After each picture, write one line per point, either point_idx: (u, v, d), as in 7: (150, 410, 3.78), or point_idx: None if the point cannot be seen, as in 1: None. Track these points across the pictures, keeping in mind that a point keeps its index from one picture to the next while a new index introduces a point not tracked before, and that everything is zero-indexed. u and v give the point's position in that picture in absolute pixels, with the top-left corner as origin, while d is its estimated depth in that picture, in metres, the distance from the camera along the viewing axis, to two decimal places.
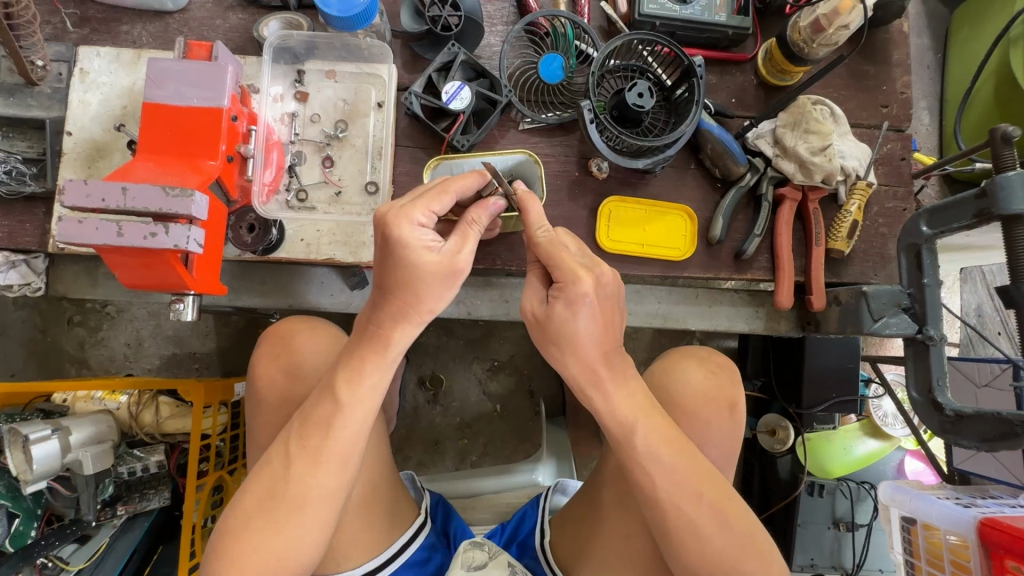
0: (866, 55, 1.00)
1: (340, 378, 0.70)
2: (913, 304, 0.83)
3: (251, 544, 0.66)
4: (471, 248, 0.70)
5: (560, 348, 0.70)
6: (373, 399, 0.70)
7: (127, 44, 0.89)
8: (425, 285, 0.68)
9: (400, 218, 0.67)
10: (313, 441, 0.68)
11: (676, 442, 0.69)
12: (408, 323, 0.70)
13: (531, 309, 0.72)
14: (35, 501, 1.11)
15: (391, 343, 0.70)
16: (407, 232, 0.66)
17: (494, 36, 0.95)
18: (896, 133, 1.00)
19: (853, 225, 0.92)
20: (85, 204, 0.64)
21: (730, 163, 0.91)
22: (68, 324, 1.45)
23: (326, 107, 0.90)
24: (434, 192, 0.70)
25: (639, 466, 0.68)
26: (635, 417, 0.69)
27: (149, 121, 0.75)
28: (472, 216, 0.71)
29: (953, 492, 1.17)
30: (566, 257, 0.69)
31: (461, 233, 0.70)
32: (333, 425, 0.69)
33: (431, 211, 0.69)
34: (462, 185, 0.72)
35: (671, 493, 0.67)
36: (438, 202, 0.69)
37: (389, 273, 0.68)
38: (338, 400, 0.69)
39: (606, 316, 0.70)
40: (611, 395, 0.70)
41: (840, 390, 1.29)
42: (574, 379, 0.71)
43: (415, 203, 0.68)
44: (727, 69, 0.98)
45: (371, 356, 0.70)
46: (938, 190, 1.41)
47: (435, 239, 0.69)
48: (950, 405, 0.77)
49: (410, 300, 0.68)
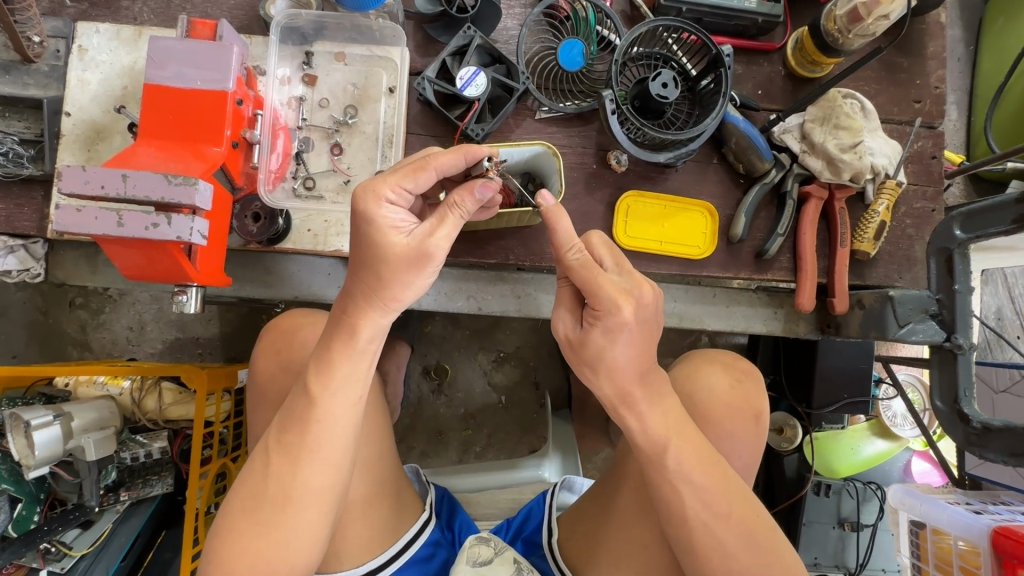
0: (901, 48, 0.95)
1: (312, 373, 0.67)
2: (942, 311, 0.81)
3: (239, 546, 0.65)
4: (448, 232, 0.64)
5: (595, 371, 0.68)
6: (348, 392, 0.67)
7: (127, 20, 0.85)
8: (388, 269, 0.64)
9: (367, 194, 0.65)
10: (291, 438, 0.66)
11: (707, 460, 0.68)
12: (372, 309, 0.66)
13: (565, 333, 0.69)
14: (37, 486, 1.09)
15: (358, 332, 0.66)
16: (371, 210, 0.64)
17: (511, 19, 0.90)
18: (927, 129, 0.96)
19: (880, 226, 0.89)
20: (84, 191, 0.61)
21: (755, 158, 0.88)
22: (70, 306, 1.43)
23: (334, 91, 0.86)
24: (409, 168, 0.66)
25: (666, 480, 0.67)
26: (667, 436, 0.67)
27: (150, 103, 0.72)
28: (452, 198, 0.64)
29: (964, 497, 1.16)
30: (603, 281, 0.64)
31: (438, 215, 0.65)
32: (309, 422, 0.66)
33: (403, 188, 0.66)
34: (442, 162, 0.66)
35: (698, 511, 0.66)
36: (412, 179, 0.66)
37: (358, 254, 0.65)
38: (311, 396, 0.66)
39: (644, 338, 0.66)
40: (645, 415, 0.68)
41: (852, 390, 1.26)
42: (605, 398, 0.69)
43: (387, 178, 0.65)
44: (754, 58, 0.94)
45: (339, 346, 0.67)
46: (963, 189, 1.36)
47: (407, 219, 0.65)
48: (977, 416, 0.75)
49: (374, 283, 0.64)
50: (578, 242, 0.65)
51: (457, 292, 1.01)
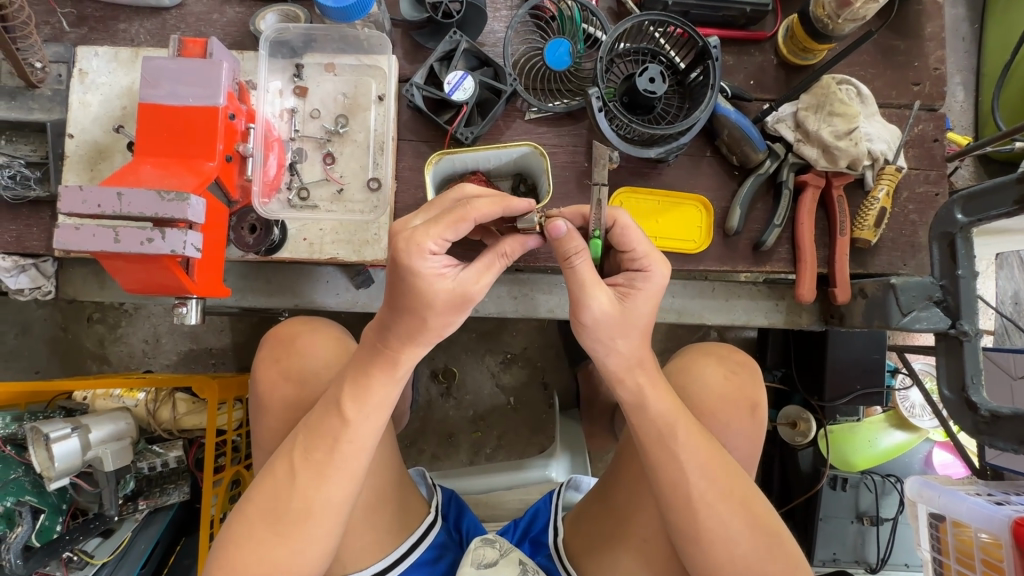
0: (896, 30, 0.93)
1: (347, 394, 0.68)
2: (947, 296, 0.78)
3: (255, 553, 0.66)
4: (491, 280, 0.63)
5: (618, 337, 0.66)
6: (379, 414, 0.69)
7: (125, 42, 0.88)
8: (430, 313, 0.62)
9: (410, 245, 0.59)
10: (319, 455, 0.67)
11: (712, 453, 0.68)
12: (415, 345, 0.65)
13: (603, 310, 0.64)
14: (59, 497, 1.11)
15: (399, 362, 0.67)
16: (414, 262, 0.59)
17: (497, 21, 0.91)
18: (928, 112, 0.94)
19: (880, 214, 0.87)
20: (82, 210, 0.63)
21: (748, 149, 0.87)
22: (88, 322, 1.47)
23: (325, 102, 0.88)
24: (451, 217, 0.60)
25: (671, 463, 0.67)
26: (675, 417, 0.68)
27: (145, 122, 0.74)
28: (504, 249, 0.63)
29: (986, 488, 1.07)
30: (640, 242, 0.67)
31: (486, 262, 0.63)
32: (339, 440, 0.67)
33: (445, 239, 0.60)
34: (485, 212, 0.61)
35: (702, 493, 0.66)
36: (454, 230, 0.60)
37: (395, 295, 0.62)
38: (344, 417, 0.67)
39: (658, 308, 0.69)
40: (645, 389, 0.69)
41: (865, 381, 1.24)
42: (610, 372, 0.69)
43: (429, 228, 0.59)
44: (745, 48, 0.93)
45: (377, 373, 0.67)
46: (973, 171, 1.34)
47: (449, 265, 0.61)
48: (985, 404, 0.73)
49: (416, 323, 0.63)
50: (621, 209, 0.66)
51: None
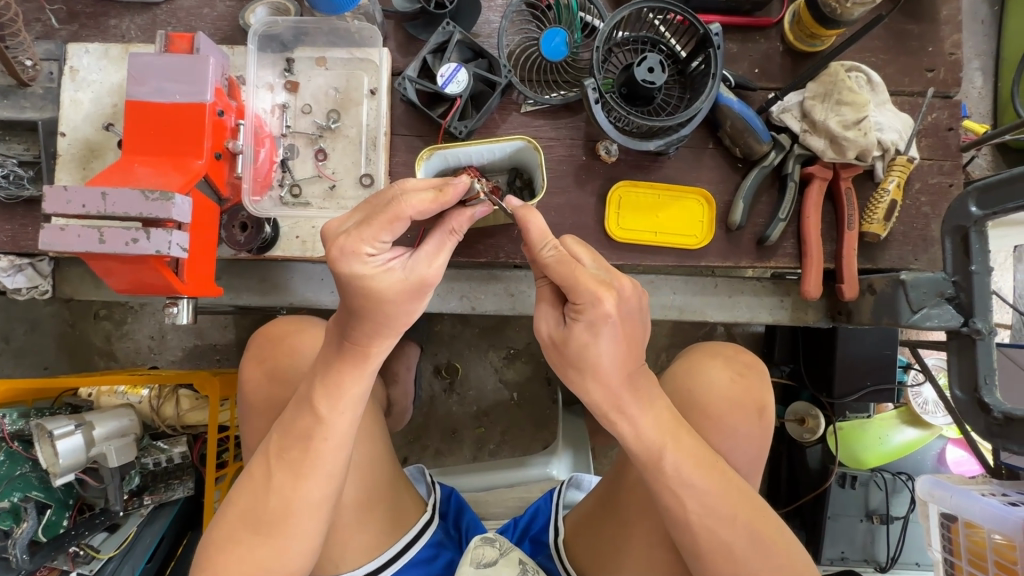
0: (909, 13, 0.89)
1: (319, 392, 0.66)
2: (959, 293, 0.75)
3: (237, 555, 0.65)
4: (444, 259, 0.61)
5: (580, 372, 0.63)
6: (354, 409, 0.67)
7: (116, 39, 0.87)
8: (390, 308, 0.60)
9: (344, 252, 0.58)
10: (294, 453, 0.67)
11: (708, 465, 0.65)
12: (381, 337, 0.63)
13: (548, 331, 0.65)
14: (65, 492, 1.11)
15: (370, 355, 0.65)
16: (354, 267, 0.58)
17: (492, 11, 0.88)
18: (943, 100, 0.90)
19: (891, 206, 0.84)
20: (67, 210, 0.62)
21: (752, 141, 0.84)
22: (94, 318, 1.48)
23: (317, 97, 0.86)
24: (385, 217, 0.57)
25: (667, 489, 0.64)
26: (662, 441, 0.64)
27: (133, 120, 0.73)
28: (451, 225, 0.61)
29: (1000, 488, 1.03)
30: (582, 275, 0.60)
31: (437, 241, 0.62)
32: (314, 439, 0.66)
33: (381, 239, 0.59)
34: (417, 206, 0.57)
35: (700, 517, 0.63)
36: (390, 230, 0.58)
37: (346, 301, 0.60)
38: (318, 414, 0.66)
39: (629, 333, 0.62)
40: (636, 419, 0.64)
41: (876, 377, 1.20)
42: (595, 406, 0.65)
43: (361, 230, 0.58)
44: (749, 36, 0.90)
45: (348, 368, 0.65)
46: (992, 160, 1.29)
47: (395, 256, 0.60)
48: (999, 406, 0.70)
49: (381, 320, 0.61)
50: (552, 237, 0.61)
51: (451, 292, 1.00)
